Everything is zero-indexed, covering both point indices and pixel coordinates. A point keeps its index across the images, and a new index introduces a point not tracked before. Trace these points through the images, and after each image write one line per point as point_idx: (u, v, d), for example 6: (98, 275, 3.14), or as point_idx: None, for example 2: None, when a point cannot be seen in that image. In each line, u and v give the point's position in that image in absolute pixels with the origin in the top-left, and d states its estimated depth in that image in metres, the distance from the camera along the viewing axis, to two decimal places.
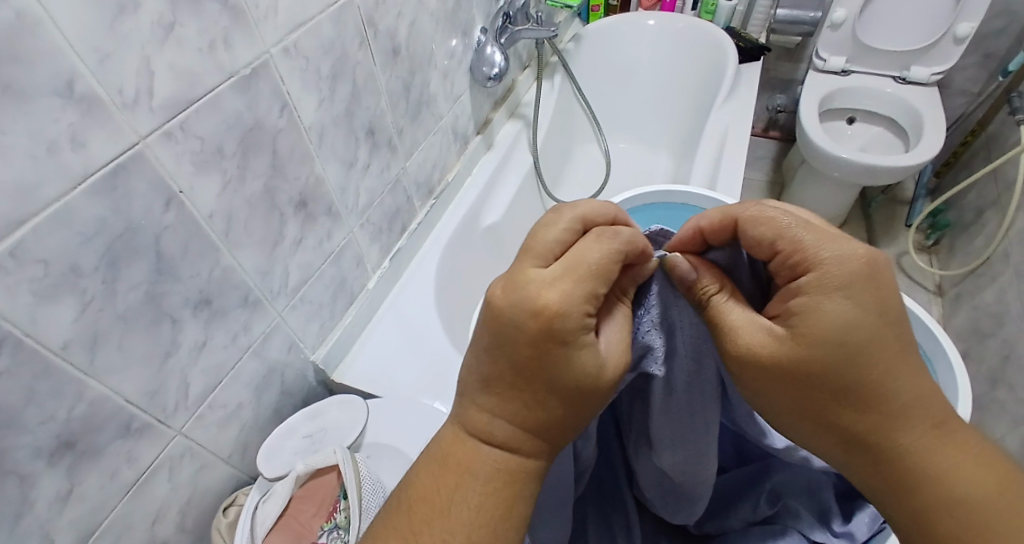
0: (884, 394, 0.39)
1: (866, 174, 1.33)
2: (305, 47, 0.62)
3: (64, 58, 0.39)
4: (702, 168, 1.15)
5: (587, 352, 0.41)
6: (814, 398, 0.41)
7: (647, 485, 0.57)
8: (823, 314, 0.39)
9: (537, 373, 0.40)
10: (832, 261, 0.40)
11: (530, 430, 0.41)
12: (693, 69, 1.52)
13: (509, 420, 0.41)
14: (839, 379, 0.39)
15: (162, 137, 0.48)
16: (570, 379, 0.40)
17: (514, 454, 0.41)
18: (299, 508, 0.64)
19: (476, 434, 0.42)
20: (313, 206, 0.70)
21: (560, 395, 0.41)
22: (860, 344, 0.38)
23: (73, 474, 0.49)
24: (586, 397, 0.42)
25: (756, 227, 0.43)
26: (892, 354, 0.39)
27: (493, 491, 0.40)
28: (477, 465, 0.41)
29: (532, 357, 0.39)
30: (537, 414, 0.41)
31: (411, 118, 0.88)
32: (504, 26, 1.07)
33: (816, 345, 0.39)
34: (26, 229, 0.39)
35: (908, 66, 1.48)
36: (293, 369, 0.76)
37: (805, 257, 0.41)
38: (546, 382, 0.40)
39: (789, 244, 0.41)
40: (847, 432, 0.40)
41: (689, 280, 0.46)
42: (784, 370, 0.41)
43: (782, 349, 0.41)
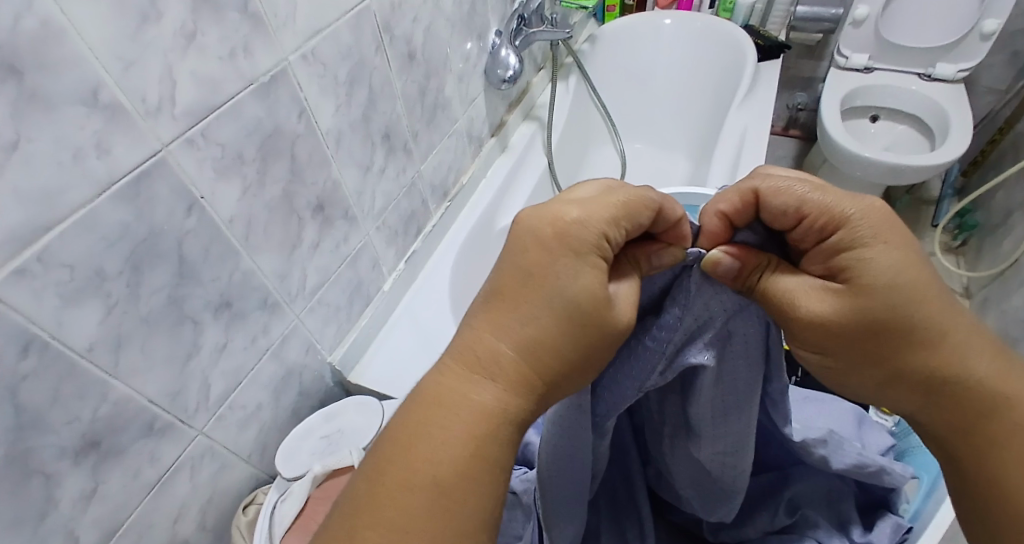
0: (937, 331, 0.40)
1: (890, 174, 1.30)
2: (322, 53, 0.63)
3: (89, 68, 0.40)
4: (719, 170, 1.13)
5: (594, 276, 0.40)
6: (881, 347, 0.41)
7: (681, 483, 0.54)
8: (874, 266, 0.40)
9: (542, 288, 0.39)
10: (859, 216, 0.40)
11: (528, 365, 0.39)
12: (710, 69, 1.50)
13: (510, 350, 0.39)
14: (903, 325, 0.40)
15: (184, 144, 0.49)
16: (572, 299, 0.39)
17: (510, 393, 0.38)
18: (315, 509, 0.65)
19: (473, 369, 0.39)
20: (330, 211, 0.71)
21: (565, 320, 0.39)
22: (909, 287, 0.39)
23: (98, 473, 0.50)
24: (588, 332, 0.40)
25: (778, 197, 0.42)
26: (936, 289, 0.40)
27: (487, 422, 0.37)
28: (469, 393, 0.38)
29: (539, 270, 0.40)
30: (537, 347, 0.39)
31: (427, 121, 0.89)
32: (518, 29, 1.07)
33: (877, 297, 0.39)
34: (53, 235, 0.41)
35: (934, 63, 1.44)
36: (311, 370, 0.77)
37: (834, 216, 0.41)
38: (555, 308, 0.39)
39: (817, 208, 0.41)
40: (915, 376, 0.41)
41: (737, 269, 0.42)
42: (849, 329, 0.41)
43: (844, 308, 0.41)
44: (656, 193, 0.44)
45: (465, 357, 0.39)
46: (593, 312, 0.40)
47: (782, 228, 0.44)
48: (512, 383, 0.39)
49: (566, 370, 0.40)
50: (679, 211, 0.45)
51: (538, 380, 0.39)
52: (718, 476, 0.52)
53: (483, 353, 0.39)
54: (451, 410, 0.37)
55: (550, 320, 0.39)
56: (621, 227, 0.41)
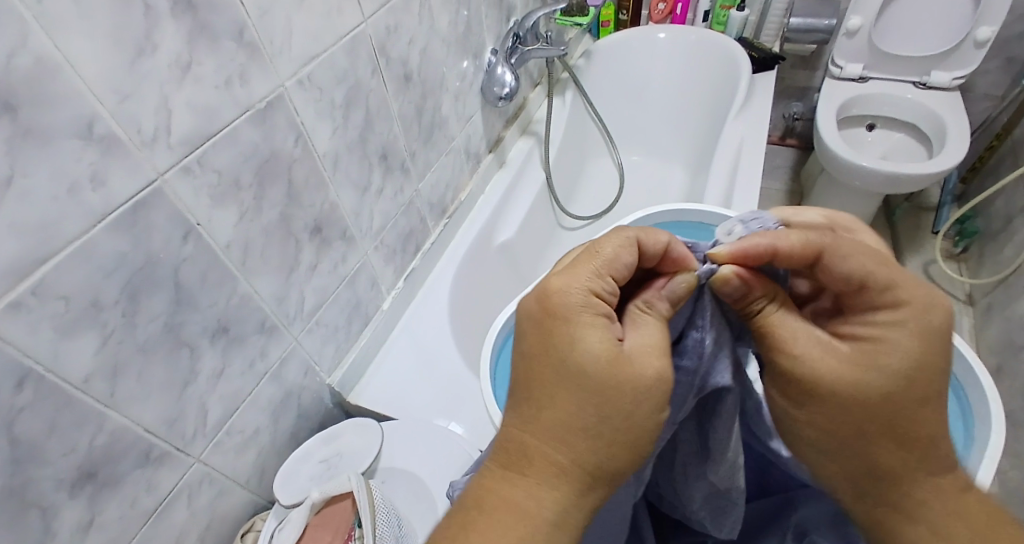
0: (925, 431, 0.40)
1: (889, 182, 1.30)
2: (319, 78, 0.63)
3: (84, 101, 0.40)
4: (716, 182, 1.13)
5: (596, 338, 0.39)
6: (865, 428, 0.40)
7: (693, 506, 0.51)
8: (898, 350, 0.40)
9: (558, 370, 0.39)
10: (918, 304, 0.40)
11: (570, 456, 0.38)
12: (706, 81, 1.51)
13: (547, 445, 0.38)
14: (898, 403, 0.39)
15: (180, 172, 0.49)
16: (595, 375, 0.38)
17: (549, 485, 0.38)
18: (314, 536, 0.64)
19: (512, 466, 0.39)
20: (327, 232, 0.71)
21: (593, 403, 0.38)
22: (920, 380, 0.39)
23: (94, 504, 0.50)
24: (625, 410, 0.39)
25: (847, 261, 0.41)
26: (943, 393, 0.40)
27: (530, 522, 0.37)
28: (515, 501, 0.37)
29: (555, 353, 0.40)
30: (574, 436, 0.38)
31: (424, 141, 0.89)
32: (514, 47, 1.08)
33: (887, 373, 0.39)
34: (49, 267, 0.41)
35: (929, 71, 1.44)
36: (310, 392, 0.76)
37: (893, 294, 0.40)
38: (571, 386, 0.39)
39: (881, 280, 0.40)
40: (878, 465, 0.41)
41: (741, 292, 0.43)
42: (844, 390, 0.40)
43: (850, 370, 0.40)
44: (634, 228, 0.44)
45: (505, 459, 0.39)
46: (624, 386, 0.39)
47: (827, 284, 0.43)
48: (556, 479, 0.38)
49: (609, 452, 0.39)
50: (665, 239, 0.44)
51: (587, 472, 0.38)
52: (731, 493, 0.48)
53: (521, 450, 0.39)
54: (503, 525, 0.37)
55: (580, 405, 0.38)
56: (608, 275, 0.43)
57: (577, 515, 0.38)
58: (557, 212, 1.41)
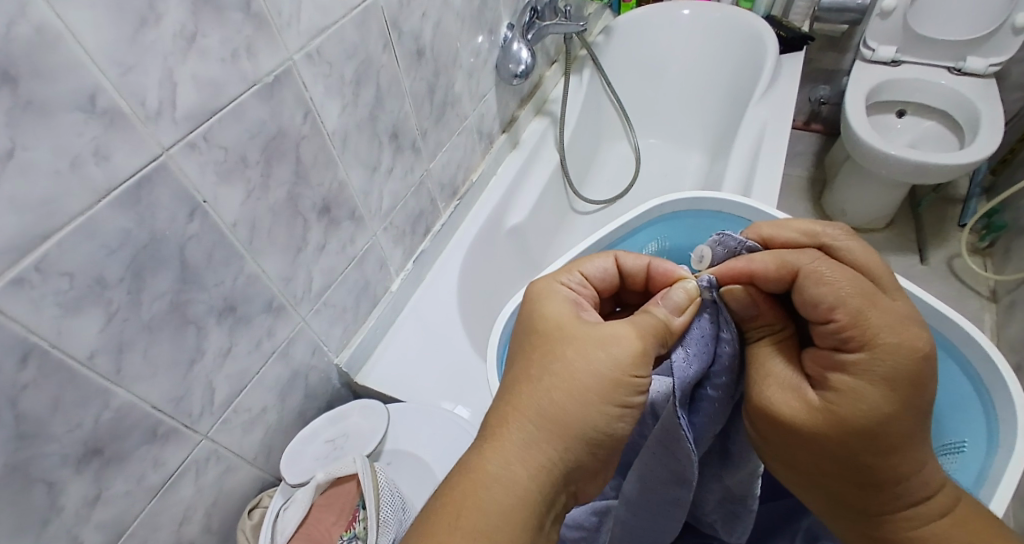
0: (892, 480, 0.40)
1: (916, 172, 1.25)
2: (328, 52, 0.61)
3: (85, 71, 0.39)
4: (736, 169, 1.10)
5: (562, 310, 0.47)
6: (823, 465, 0.42)
7: (705, 509, 0.52)
8: (856, 398, 0.39)
9: (524, 342, 0.46)
10: (889, 347, 0.38)
11: (519, 404, 0.41)
12: (728, 61, 1.45)
13: (500, 402, 0.42)
14: (852, 449, 0.40)
15: (185, 148, 0.48)
16: (548, 333, 0.45)
17: (513, 441, 0.39)
18: (320, 517, 0.65)
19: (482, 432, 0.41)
20: (336, 212, 0.70)
21: (539, 357, 0.43)
22: (881, 435, 0.38)
23: (101, 479, 0.50)
24: (569, 359, 0.42)
25: (818, 286, 0.41)
26: (912, 441, 0.39)
27: (490, 474, 0.38)
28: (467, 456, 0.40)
29: (524, 333, 0.47)
30: (521, 387, 0.42)
31: (436, 119, 0.87)
32: (531, 22, 1.05)
33: (840, 422, 0.39)
34: (51, 243, 0.40)
35: (964, 57, 1.38)
36: (317, 371, 0.76)
37: (865, 335, 0.39)
38: (543, 351, 0.44)
39: (849, 316, 0.39)
40: (839, 495, 0.43)
41: (749, 314, 0.45)
42: (800, 433, 0.41)
43: (807, 415, 0.41)
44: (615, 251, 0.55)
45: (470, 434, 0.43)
46: (569, 338, 0.44)
47: (808, 314, 0.42)
48: (522, 437, 0.40)
49: (554, 398, 0.40)
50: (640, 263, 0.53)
51: (533, 417, 0.40)
52: (746, 500, 0.49)
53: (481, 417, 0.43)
54: (456, 477, 0.39)
55: (530, 365, 0.43)
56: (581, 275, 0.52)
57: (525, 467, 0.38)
58: (570, 196, 1.38)
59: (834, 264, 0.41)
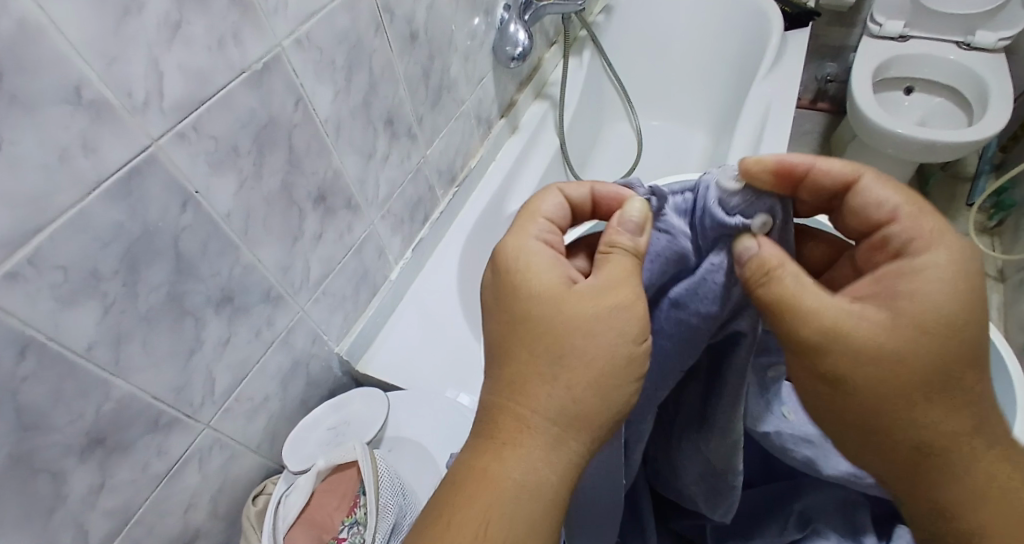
0: (953, 394, 0.39)
1: (924, 151, 1.23)
2: (318, 38, 0.60)
3: (68, 63, 0.38)
4: (739, 150, 1.08)
5: (544, 276, 0.42)
6: (890, 388, 0.39)
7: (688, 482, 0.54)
8: (922, 302, 0.38)
9: (515, 323, 0.41)
10: (942, 250, 0.39)
11: (535, 401, 0.38)
12: (733, 39, 1.42)
13: (511, 399, 0.39)
14: (924, 359, 0.38)
15: (174, 139, 0.47)
16: (544, 312, 0.40)
17: (526, 437, 0.37)
18: (321, 502, 0.66)
19: (493, 431, 0.38)
20: (332, 200, 0.69)
21: (543, 342, 0.39)
22: (947, 339, 0.38)
23: (105, 468, 0.51)
24: (580, 350, 0.39)
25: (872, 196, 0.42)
26: (964, 355, 0.39)
27: (513, 481, 0.36)
28: (490, 473, 0.37)
29: (510, 309, 0.42)
30: (527, 377, 0.39)
31: (432, 103, 0.86)
32: (528, 2, 1.03)
33: (910, 329, 0.38)
34: (43, 237, 0.40)
35: (974, 30, 1.34)
36: (319, 359, 0.77)
37: (922, 239, 0.40)
38: (541, 328, 0.40)
39: (909, 222, 0.41)
40: (903, 425, 0.40)
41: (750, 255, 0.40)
42: (868, 352, 0.39)
43: (877, 329, 0.39)
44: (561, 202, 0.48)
45: (483, 430, 0.39)
46: (570, 321, 0.40)
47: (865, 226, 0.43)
48: (533, 434, 0.37)
49: (573, 396, 0.38)
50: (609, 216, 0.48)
51: (554, 417, 0.38)
52: (726, 475, 0.50)
53: (493, 413, 0.39)
54: (483, 493, 0.36)
55: (534, 357, 0.39)
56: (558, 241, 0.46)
57: (553, 468, 0.37)
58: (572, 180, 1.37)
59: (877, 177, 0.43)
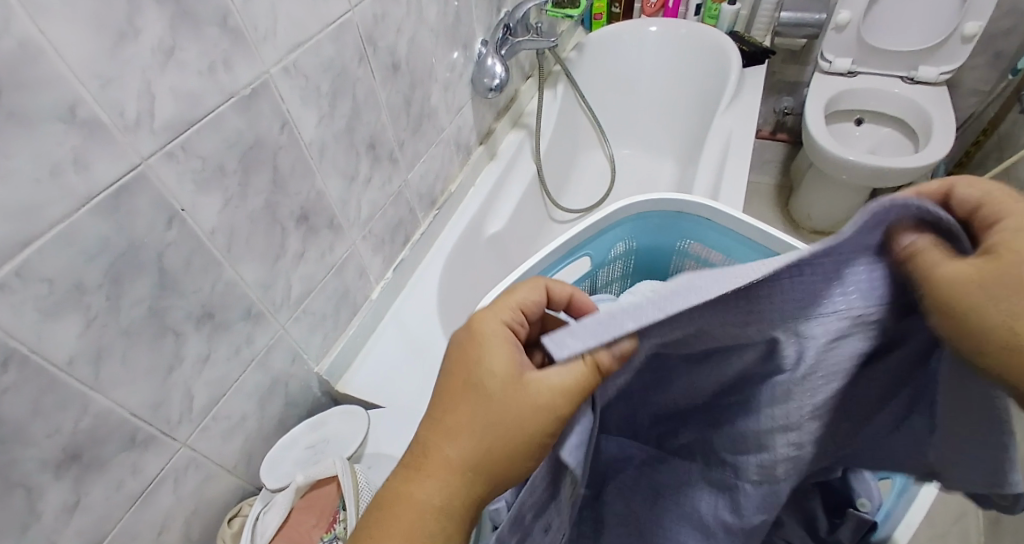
0: None
1: (875, 177, 1.32)
2: (305, 66, 0.63)
3: (66, 85, 0.40)
4: (706, 174, 1.14)
5: (496, 357, 0.42)
6: None
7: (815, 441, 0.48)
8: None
9: (463, 379, 0.42)
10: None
11: (464, 460, 0.40)
12: (696, 74, 1.51)
13: (440, 438, 0.40)
14: None
15: (163, 157, 0.49)
16: (491, 392, 0.41)
17: (449, 483, 0.39)
18: (300, 519, 0.66)
19: (424, 464, 0.40)
20: (314, 220, 0.71)
21: (484, 403, 0.40)
22: None
23: (79, 486, 0.50)
24: (507, 415, 0.40)
25: (972, 188, 0.33)
26: None
27: (429, 508, 0.39)
28: (402, 501, 0.39)
29: (461, 366, 0.42)
30: (454, 425, 0.40)
31: (413, 130, 0.89)
32: (504, 38, 1.09)
33: None
34: (32, 248, 0.41)
35: (916, 66, 1.45)
36: (297, 379, 0.77)
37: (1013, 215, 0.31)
38: (477, 397, 0.41)
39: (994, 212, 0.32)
40: None
41: (915, 240, 0.33)
42: None
43: None
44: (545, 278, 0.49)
45: (409, 453, 0.41)
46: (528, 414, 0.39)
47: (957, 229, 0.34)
48: (452, 477, 0.40)
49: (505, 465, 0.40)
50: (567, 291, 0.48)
51: (474, 465, 0.40)
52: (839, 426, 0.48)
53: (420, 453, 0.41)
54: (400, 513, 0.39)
55: (468, 418, 0.40)
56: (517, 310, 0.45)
57: (461, 509, 0.40)
58: (548, 205, 1.42)
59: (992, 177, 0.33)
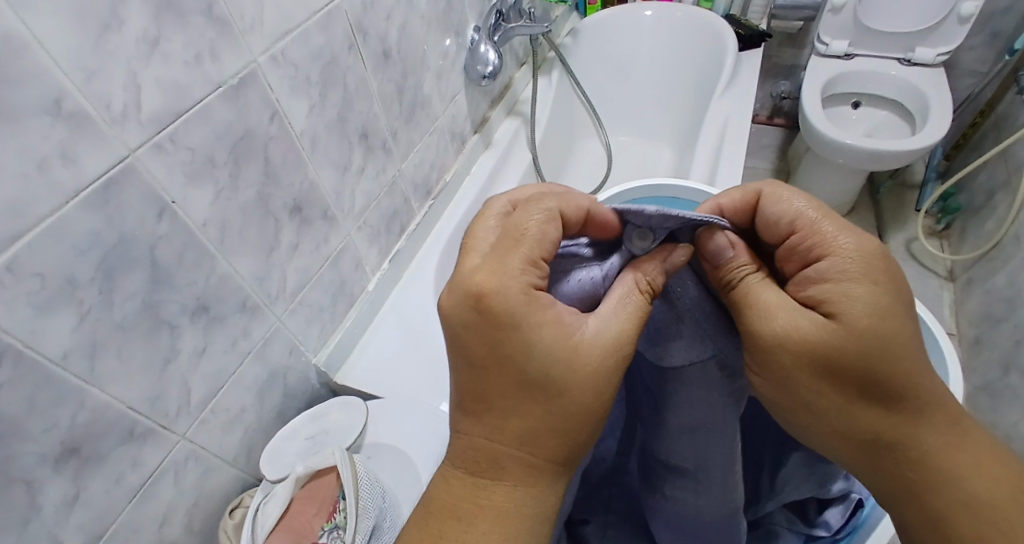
0: (909, 388, 0.40)
1: (872, 160, 1.31)
2: (293, 55, 0.62)
3: (50, 77, 0.40)
4: (702, 159, 1.13)
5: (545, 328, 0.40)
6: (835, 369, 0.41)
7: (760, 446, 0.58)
8: (845, 296, 0.41)
9: (512, 377, 0.39)
10: (852, 248, 0.42)
11: (539, 456, 0.40)
12: (692, 58, 1.50)
13: (508, 448, 0.40)
14: (866, 368, 0.40)
15: (152, 149, 0.49)
16: (554, 375, 0.40)
17: (528, 477, 0.40)
18: (300, 509, 0.66)
19: (500, 467, 0.40)
20: (308, 211, 0.71)
21: (547, 400, 0.40)
22: (882, 334, 0.39)
23: (79, 480, 0.50)
24: (577, 402, 0.41)
25: (778, 205, 0.46)
26: (909, 330, 0.40)
27: (513, 507, 0.40)
28: (486, 520, 0.39)
29: (501, 366, 0.39)
30: (522, 423, 0.40)
31: (406, 119, 0.88)
32: (496, 24, 1.08)
33: (843, 329, 0.40)
34: (22, 244, 0.41)
35: (913, 47, 1.44)
36: (296, 372, 0.77)
37: (829, 242, 0.43)
38: (540, 388, 0.40)
39: (808, 227, 0.44)
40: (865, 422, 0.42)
41: (721, 257, 0.45)
42: (816, 350, 0.41)
43: (817, 331, 0.41)
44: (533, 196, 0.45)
45: (472, 469, 0.41)
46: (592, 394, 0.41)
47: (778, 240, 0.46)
48: (531, 473, 0.41)
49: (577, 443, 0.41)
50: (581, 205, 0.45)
51: (555, 457, 0.41)
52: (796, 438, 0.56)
53: (489, 457, 0.40)
54: (480, 517, 0.40)
55: (535, 411, 0.40)
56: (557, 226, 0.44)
57: (550, 503, 0.41)
58: None
59: (787, 185, 0.46)
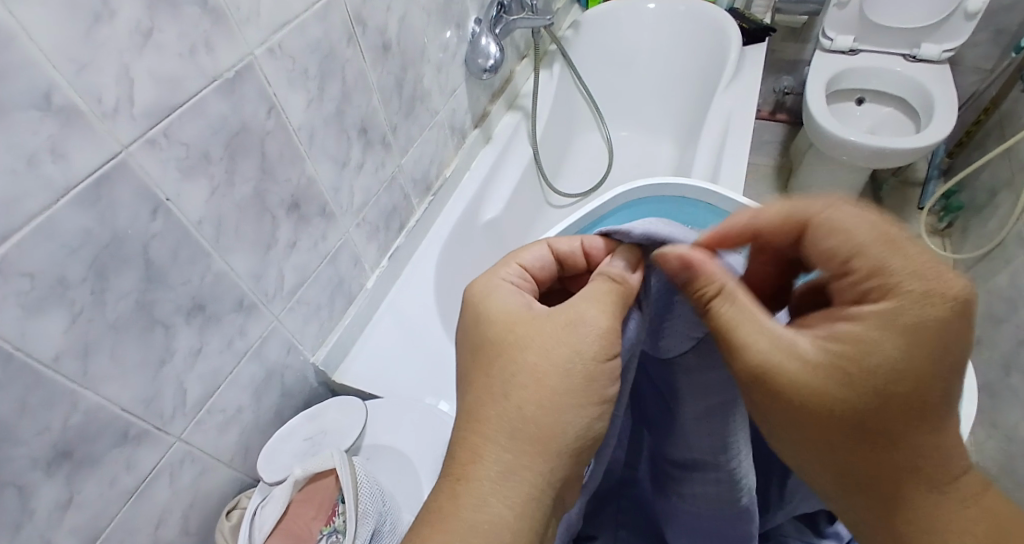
0: (904, 440, 0.39)
1: (876, 157, 1.30)
2: (290, 47, 0.61)
3: (40, 71, 0.38)
4: (705, 155, 1.12)
5: (497, 302, 0.48)
6: (824, 408, 0.40)
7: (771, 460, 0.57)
8: (872, 344, 0.39)
9: (473, 350, 0.47)
10: (916, 295, 0.38)
11: (492, 433, 0.41)
12: (694, 52, 1.48)
13: (460, 432, 0.43)
14: (861, 413, 0.39)
15: (145, 144, 0.47)
16: (495, 339, 0.45)
17: (484, 457, 0.40)
18: (300, 512, 0.65)
19: (463, 453, 0.41)
20: (305, 208, 0.69)
21: (490, 367, 0.44)
22: (896, 384, 0.38)
23: (72, 483, 0.49)
24: (522, 365, 0.43)
25: (831, 234, 0.42)
26: (928, 388, 0.38)
27: (476, 488, 0.39)
28: (447, 508, 0.39)
29: (477, 338, 0.47)
30: (479, 398, 0.43)
31: (405, 114, 0.87)
32: (498, 17, 1.06)
33: (856, 374, 0.39)
34: (9, 243, 0.39)
35: (918, 44, 1.43)
36: (293, 370, 0.76)
37: (889, 285, 0.39)
38: (489, 357, 0.45)
39: (867, 267, 0.40)
40: (850, 462, 0.42)
41: (681, 278, 0.43)
42: (805, 387, 0.40)
43: (820, 371, 0.40)
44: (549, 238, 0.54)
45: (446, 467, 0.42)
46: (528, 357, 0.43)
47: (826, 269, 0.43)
48: (487, 454, 0.40)
49: (533, 415, 0.41)
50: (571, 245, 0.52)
51: (510, 433, 0.40)
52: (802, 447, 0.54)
53: (454, 446, 0.42)
54: (449, 503, 0.40)
55: (482, 383, 0.44)
56: (545, 243, 0.53)
57: (513, 491, 0.39)
58: (545, 190, 1.40)
59: (845, 209, 0.41)
